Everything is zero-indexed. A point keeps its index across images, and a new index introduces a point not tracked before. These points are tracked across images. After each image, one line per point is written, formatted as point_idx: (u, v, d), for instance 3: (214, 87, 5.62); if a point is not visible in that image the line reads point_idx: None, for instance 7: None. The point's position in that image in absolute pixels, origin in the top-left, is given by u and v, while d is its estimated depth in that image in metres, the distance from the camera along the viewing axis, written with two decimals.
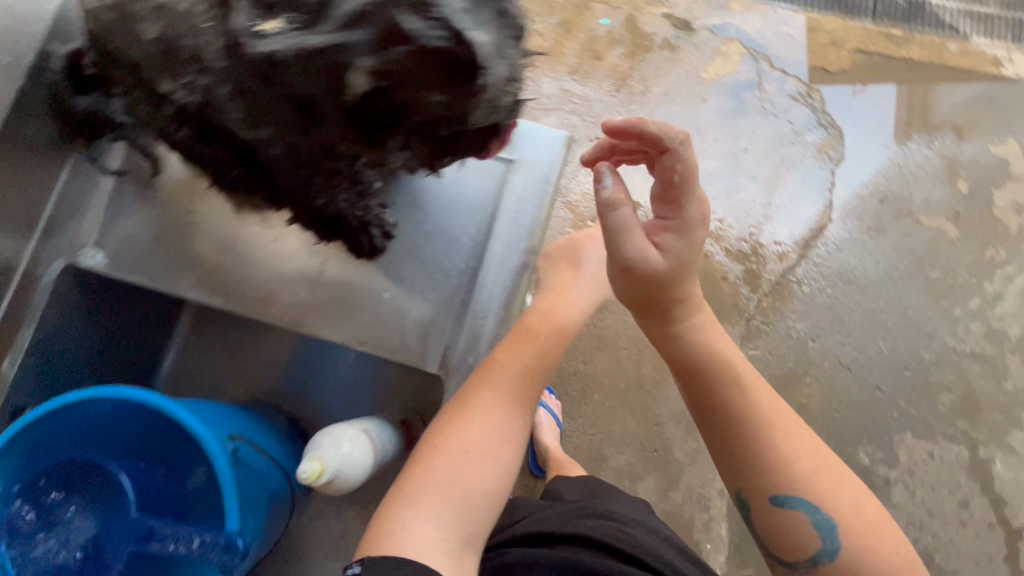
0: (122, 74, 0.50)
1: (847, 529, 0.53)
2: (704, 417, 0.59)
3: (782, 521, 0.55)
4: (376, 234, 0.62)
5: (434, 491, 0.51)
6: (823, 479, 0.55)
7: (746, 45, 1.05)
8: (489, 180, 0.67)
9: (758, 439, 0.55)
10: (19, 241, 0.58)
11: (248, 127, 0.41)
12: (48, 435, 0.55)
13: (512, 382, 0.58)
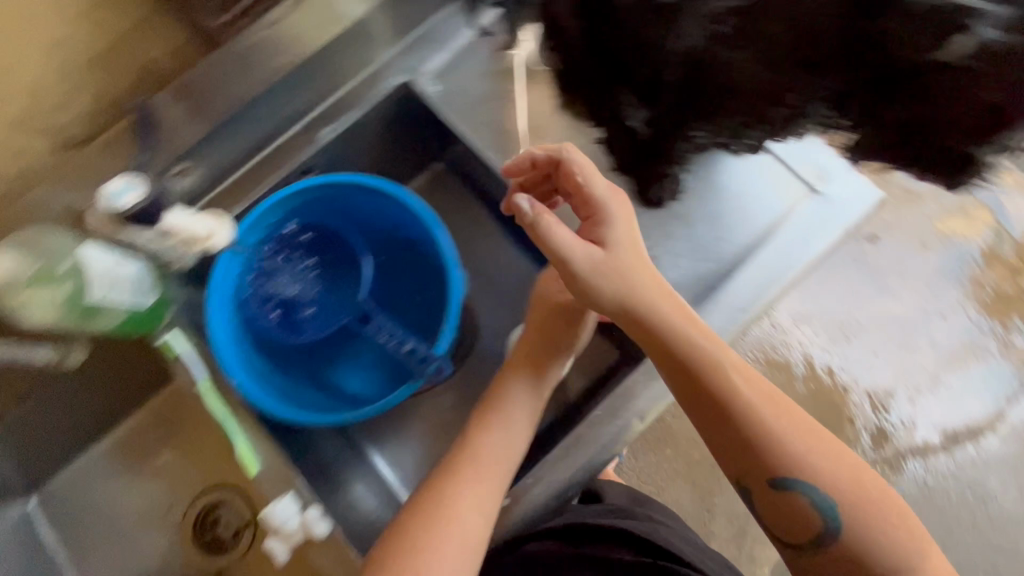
0: None
1: (850, 509, 0.50)
2: (695, 406, 0.53)
3: (789, 511, 0.51)
4: (668, 189, 0.64)
5: (445, 502, 0.56)
6: (814, 455, 0.51)
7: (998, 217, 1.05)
8: (786, 195, 0.66)
9: (731, 422, 0.51)
10: (390, 42, 0.70)
11: (712, 34, 0.37)
12: (332, 199, 0.65)
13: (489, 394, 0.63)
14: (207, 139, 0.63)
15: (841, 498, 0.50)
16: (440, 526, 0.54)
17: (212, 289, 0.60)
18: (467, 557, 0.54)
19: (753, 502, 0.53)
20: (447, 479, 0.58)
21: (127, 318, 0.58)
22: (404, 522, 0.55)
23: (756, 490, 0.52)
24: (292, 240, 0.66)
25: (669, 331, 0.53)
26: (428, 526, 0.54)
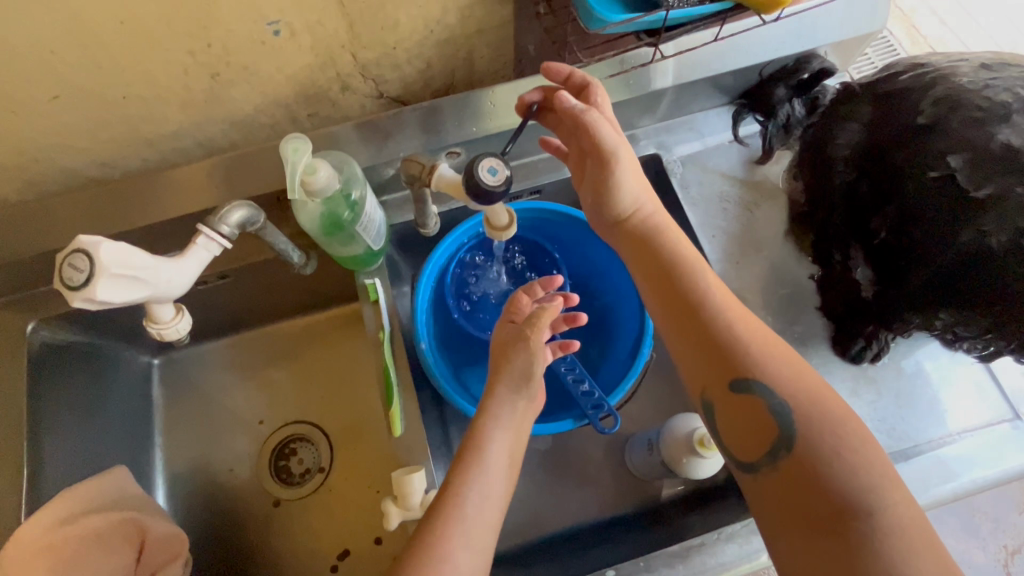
0: (866, 107, 0.61)
1: (811, 416, 0.48)
2: (683, 334, 0.55)
3: (751, 425, 0.50)
4: (871, 350, 0.65)
5: (476, 461, 0.54)
6: (773, 360, 0.51)
7: None
8: (983, 409, 0.65)
9: (713, 327, 0.54)
10: (657, 116, 0.76)
11: (995, 240, 0.49)
12: (552, 225, 0.71)
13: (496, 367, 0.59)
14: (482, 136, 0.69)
15: (869, 482, 0.45)
16: (465, 479, 0.53)
17: (434, 257, 0.66)
18: (484, 529, 0.51)
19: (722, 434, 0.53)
20: (471, 441, 0.55)
21: (355, 254, 0.65)
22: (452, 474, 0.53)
23: (726, 420, 0.52)
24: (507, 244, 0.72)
25: (650, 235, 0.60)
26: (463, 475, 0.53)
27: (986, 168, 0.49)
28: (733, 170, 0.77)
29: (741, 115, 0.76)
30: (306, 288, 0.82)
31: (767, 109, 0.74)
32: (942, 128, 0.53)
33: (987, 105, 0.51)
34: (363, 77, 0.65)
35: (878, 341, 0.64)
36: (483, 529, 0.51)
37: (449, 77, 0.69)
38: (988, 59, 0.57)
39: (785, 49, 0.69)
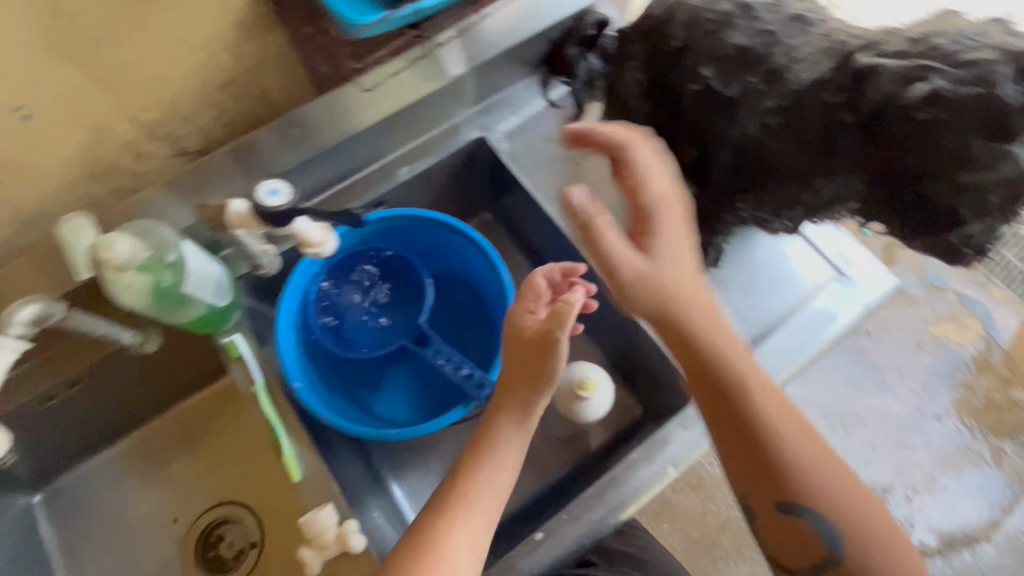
0: (636, 45, 0.66)
1: (834, 511, 0.52)
2: (726, 431, 0.54)
3: (799, 544, 0.53)
4: (711, 256, 0.71)
5: (482, 451, 0.54)
6: (832, 484, 0.53)
7: (983, 329, 1.22)
8: (813, 276, 0.73)
9: (790, 464, 0.53)
10: (470, 103, 0.79)
11: (756, 132, 0.55)
12: (398, 230, 0.71)
13: (517, 355, 0.56)
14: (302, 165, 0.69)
15: (865, 534, 0.52)
16: (473, 475, 0.53)
17: (287, 293, 0.65)
18: (483, 531, 0.52)
19: (754, 514, 0.55)
20: (484, 430, 0.55)
21: (202, 314, 0.62)
22: (461, 467, 0.54)
23: (766, 517, 0.54)
24: (361, 260, 0.71)
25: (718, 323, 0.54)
26: (472, 468, 0.54)
27: (731, 70, 0.56)
28: (555, 133, 0.81)
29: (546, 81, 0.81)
30: (178, 368, 0.78)
31: (567, 69, 0.78)
32: (694, 45, 0.59)
33: (716, 16, 0.58)
34: (154, 138, 0.63)
35: (713, 247, 0.70)
36: (484, 526, 0.52)
37: (251, 115, 0.69)
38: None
39: (559, 12, 0.73)
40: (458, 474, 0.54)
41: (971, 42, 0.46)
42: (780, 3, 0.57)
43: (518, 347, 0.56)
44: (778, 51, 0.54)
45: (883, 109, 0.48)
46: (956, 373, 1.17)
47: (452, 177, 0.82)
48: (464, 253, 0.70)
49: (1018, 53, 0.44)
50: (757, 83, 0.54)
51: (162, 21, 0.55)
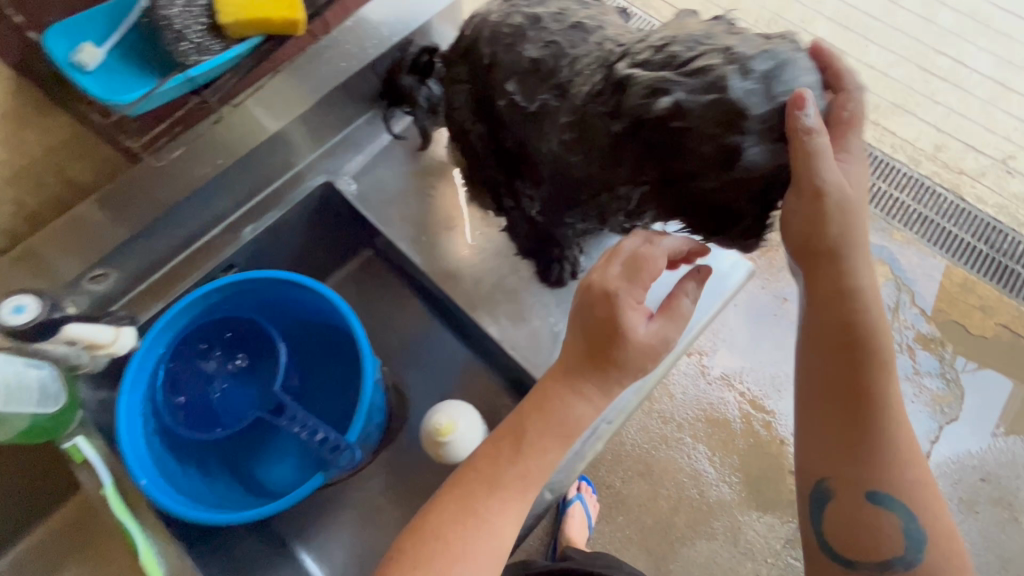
0: (460, 66, 0.65)
1: (925, 509, 0.49)
2: (825, 407, 0.51)
3: (864, 531, 0.49)
4: (566, 270, 0.72)
5: (541, 424, 0.53)
6: (928, 493, 0.50)
7: (896, 271, 1.18)
8: (669, 272, 0.76)
9: (893, 454, 0.49)
10: (309, 150, 0.76)
11: (560, 146, 0.54)
12: (245, 296, 0.68)
13: (603, 332, 0.50)
14: (123, 248, 0.65)
15: (933, 524, 0.49)
16: (535, 449, 0.53)
17: (127, 386, 0.60)
18: (522, 500, 0.53)
19: (829, 501, 0.51)
20: (542, 400, 0.53)
21: (27, 426, 0.58)
22: (524, 435, 0.53)
23: (836, 505, 0.50)
24: (210, 331, 0.68)
25: (834, 287, 0.50)
26: (538, 439, 0.53)
27: (534, 85, 0.55)
28: (405, 167, 0.80)
29: (389, 114, 0.78)
30: (39, 477, 0.73)
31: (403, 100, 0.77)
32: (501, 61, 0.58)
33: (512, 28, 0.57)
34: None
35: (566, 260, 0.70)
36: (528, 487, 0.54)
37: (58, 202, 0.64)
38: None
39: (374, 48, 0.72)
40: (520, 448, 0.53)
41: (700, 46, 0.45)
42: (564, 12, 0.56)
43: (595, 322, 0.51)
44: (565, 65, 0.53)
45: (648, 118, 0.47)
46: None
47: (309, 225, 0.79)
48: (317, 308, 0.68)
49: (738, 52, 0.42)
50: (552, 100, 0.54)
51: None
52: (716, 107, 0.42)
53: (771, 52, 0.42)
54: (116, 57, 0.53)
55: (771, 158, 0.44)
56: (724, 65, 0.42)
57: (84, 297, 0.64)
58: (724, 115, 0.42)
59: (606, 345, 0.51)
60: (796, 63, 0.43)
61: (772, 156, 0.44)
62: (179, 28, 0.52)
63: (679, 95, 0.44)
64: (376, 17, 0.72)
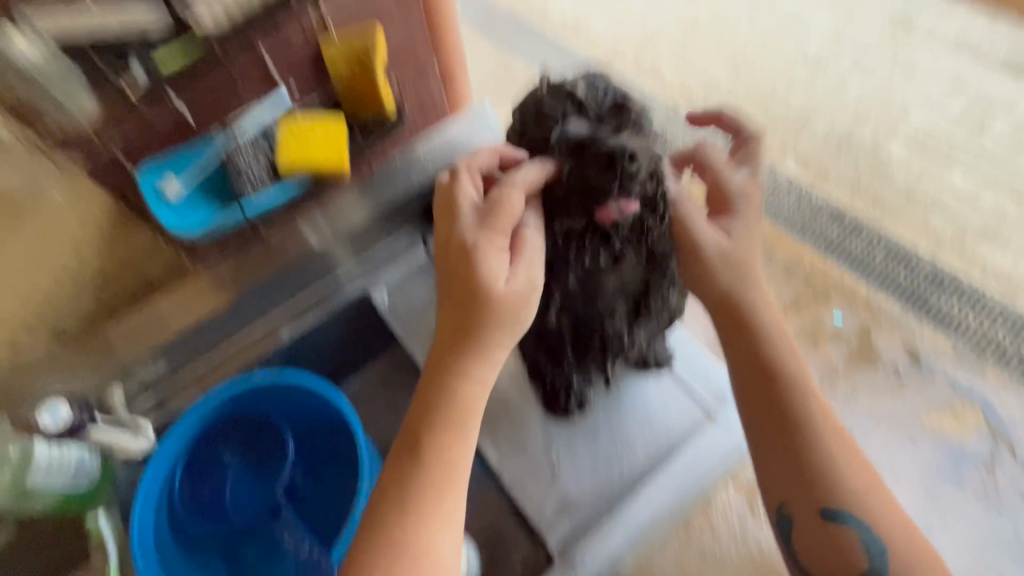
0: None
1: (874, 516, 0.56)
2: (761, 433, 0.60)
3: (830, 541, 0.57)
4: (572, 402, 0.73)
5: (425, 403, 0.58)
6: (872, 496, 0.57)
7: (988, 418, 1.06)
8: (688, 417, 0.74)
9: (827, 465, 0.58)
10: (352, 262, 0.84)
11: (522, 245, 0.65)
12: (268, 391, 0.73)
13: (467, 296, 0.56)
14: (174, 344, 0.73)
15: (881, 520, 0.56)
16: (436, 432, 0.56)
17: (150, 470, 0.66)
18: (436, 470, 0.56)
19: (792, 523, 0.59)
20: (436, 375, 0.58)
21: (57, 501, 0.64)
22: (422, 432, 0.56)
23: (804, 526, 0.58)
24: (235, 424, 0.74)
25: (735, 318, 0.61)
26: (424, 418, 0.57)
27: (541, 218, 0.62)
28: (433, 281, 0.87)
29: (426, 233, 0.85)
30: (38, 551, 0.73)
31: None
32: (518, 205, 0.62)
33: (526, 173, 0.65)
34: (32, 334, 0.68)
35: (571, 393, 0.72)
36: (439, 461, 0.56)
37: (131, 296, 0.73)
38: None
39: (419, 174, 0.79)
40: (419, 439, 0.57)
41: None
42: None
43: (459, 290, 0.57)
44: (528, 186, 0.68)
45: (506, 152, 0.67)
46: (964, 474, 1.01)
47: (343, 326, 0.84)
48: (330, 411, 0.72)
49: None
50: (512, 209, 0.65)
51: None
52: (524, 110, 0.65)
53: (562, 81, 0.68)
54: (193, 189, 0.63)
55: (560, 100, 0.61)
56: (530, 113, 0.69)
57: (135, 382, 0.72)
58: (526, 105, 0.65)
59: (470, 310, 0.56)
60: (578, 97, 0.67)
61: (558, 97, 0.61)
62: (246, 171, 0.62)
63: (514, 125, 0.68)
64: (424, 154, 0.81)
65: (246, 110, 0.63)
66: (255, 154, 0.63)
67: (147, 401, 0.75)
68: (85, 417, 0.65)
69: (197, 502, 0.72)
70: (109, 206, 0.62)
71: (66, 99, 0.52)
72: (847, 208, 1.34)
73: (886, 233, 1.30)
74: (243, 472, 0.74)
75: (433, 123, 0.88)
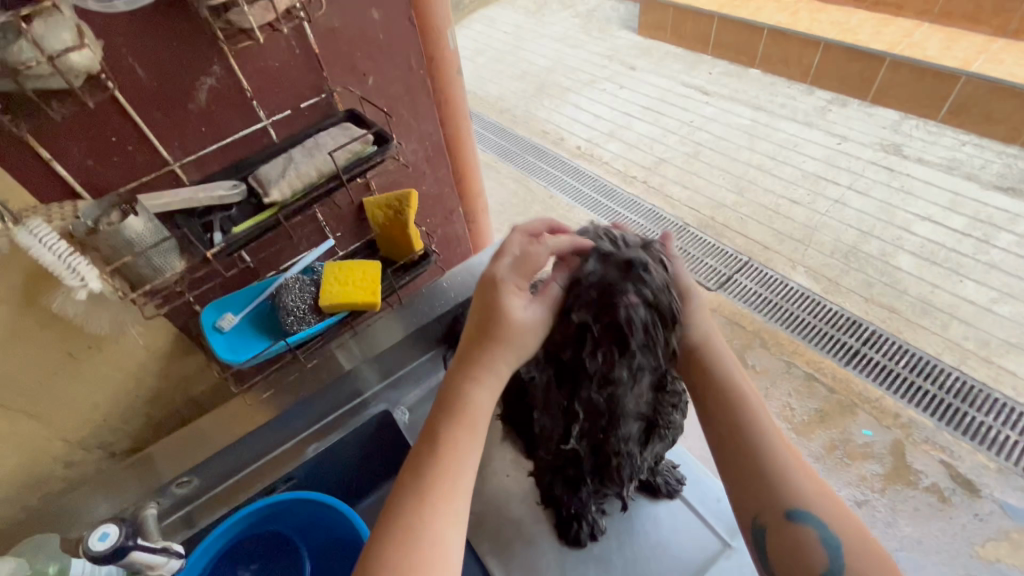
0: None
1: (833, 517, 0.54)
2: (718, 444, 0.59)
3: (794, 550, 0.54)
4: (585, 529, 0.74)
5: (438, 406, 0.59)
6: (830, 501, 0.56)
7: None
8: (701, 549, 0.74)
9: (781, 470, 0.56)
10: (378, 381, 0.91)
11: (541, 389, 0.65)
12: (286, 513, 0.76)
13: (489, 304, 0.60)
14: (209, 461, 0.78)
15: (845, 526, 0.54)
16: (443, 427, 0.57)
17: None
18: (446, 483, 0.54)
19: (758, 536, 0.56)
20: (447, 395, 0.59)
21: None
22: (433, 434, 0.57)
23: (771, 537, 0.55)
24: (253, 543, 0.76)
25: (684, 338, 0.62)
26: (438, 420, 0.58)
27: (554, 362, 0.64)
28: None
29: (447, 355, 0.93)
30: None
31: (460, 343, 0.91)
32: None
33: None
34: (87, 449, 0.74)
35: (585, 519, 0.74)
36: (450, 478, 0.55)
37: (177, 414, 0.80)
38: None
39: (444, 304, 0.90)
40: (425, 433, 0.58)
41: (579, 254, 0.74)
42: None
43: (485, 299, 0.61)
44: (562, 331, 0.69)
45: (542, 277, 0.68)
46: None
47: (366, 444, 0.89)
48: (344, 532, 0.74)
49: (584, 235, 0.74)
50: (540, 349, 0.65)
51: (91, 370, 0.67)
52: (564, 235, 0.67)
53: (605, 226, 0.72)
54: (245, 321, 0.73)
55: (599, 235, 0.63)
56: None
57: (169, 497, 0.77)
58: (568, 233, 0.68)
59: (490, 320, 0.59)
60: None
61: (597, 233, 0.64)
62: (291, 309, 0.71)
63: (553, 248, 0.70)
64: (446, 283, 0.92)
65: (298, 258, 0.78)
66: (301, 290, 0.73)
67: (177, 516, 0.79)
68: (126, 543, 0.59)
69: None
70: (173, 336, 0.72)
71: (160, 260, 0.56)
72: (856, 319, 1.61)
73: (895, 342, 1.55)
74: None
75: (459, 256, 1.03)
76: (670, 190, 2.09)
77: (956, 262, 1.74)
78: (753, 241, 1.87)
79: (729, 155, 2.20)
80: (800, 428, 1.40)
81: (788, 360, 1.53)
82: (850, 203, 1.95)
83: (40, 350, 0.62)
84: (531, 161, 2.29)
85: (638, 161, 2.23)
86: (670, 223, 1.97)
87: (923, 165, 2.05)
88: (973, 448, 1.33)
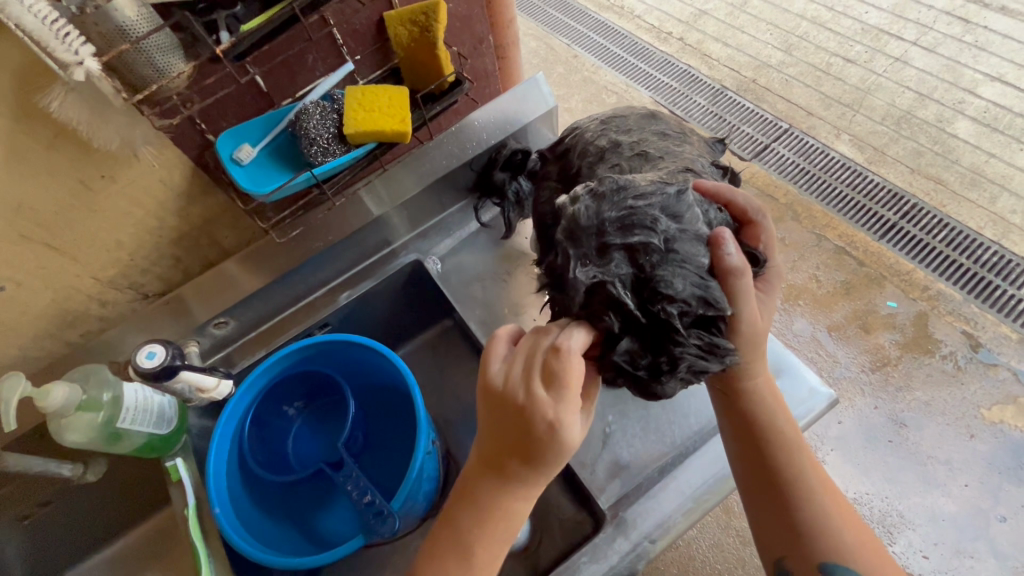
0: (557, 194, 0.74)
1: (835, 515, 0.61)
2: (736, 446, 0.65)
3: (792, 541, 0.61)
4: None
5: (466, 534, 0.56)
6: (834, 499, 0.62)
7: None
8: None
9: (794, 474, 0.62)
10: (407, 233, 0.87)
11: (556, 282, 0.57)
12: (331, 354, 0.76)
13: (512, 423, 0.53)
14: (243, 304, 0.78)
15: (841, 529, 0.60)
16: (482, 533, 0.56)
17: (221, 422, 0.69)
18: (472, 523, 0.56)
19: (761, 522, 0.64)
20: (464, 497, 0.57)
21: (143, 442, 0.69)
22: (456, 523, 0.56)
23: (769, 531, 0.63)
24: (299, 380, 0.77)
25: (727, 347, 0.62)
26: (469, 539, 0.56)
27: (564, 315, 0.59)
28: (484, 253, 0.90)
29: (479, 205, 0.89)
30: (115, 489, 0.78)
31: (498, 192, 0.86)
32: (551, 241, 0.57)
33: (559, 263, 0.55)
34: (119, 289, 0.73)
35: None
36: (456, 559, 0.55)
37: (203, 259, 0.77)
38: (607, 117, 0.79)
39: (476, 147, 0.83)
40: (456, 550, 0.56)
41: (596, 211, 0.52)
42: (640, 142, 0.70)
43: (505, 414, 0.54)
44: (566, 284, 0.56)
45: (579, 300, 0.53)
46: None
47: (396, 295, 0.87)
48: (383, 367, 0.74)
49: (615, 213, 0.52)
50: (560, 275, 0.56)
51: (108, 203, 0.63)
52: (606, 282, 0.51)
53: (658, 238, 0.51)
54: (266, 154, 0.67)
55: (648, 310, 0.51)
56: (582, 191, 0.55)
57: (208, 338, 0.78)
58: (610, 277, 0.51)
59: (521, 443, 0.53)
60: (645, 193, 0.53)
61: (648, 308, 0.51)
62: (314, 136, 0.64)
63: (581, 263, 0.52)
64: (478, 123, 0.84)
65: (315, 84, 0.68)
66: (323, 117, 0.65)
67: (217, 357, 0.81)
68: (174, 363, 0.62)
69: (262, 450, 0.76)
70: (188, 170, 0.66)
71: (161, 59, 0.50)
72: (900, 191, 1.51)
73: (935, 215, 1.46)
74: (318, 437, 0.79)
75: (486, 97, 0.93)
76: (708, 48, 1.86)
77: (1020, 129, 1.59)
78: (797, 105, 1.70)
79: (780, 5, 1.92)
80: (825, 300, 1.36)
81: (819, 234, 1.46)
82: (913, 61, 1.73)
83: (48, 175, 0.57)
84: (551, 14, 2.02)
85: (674, 13, 1.95)
86: (706, 86, 1.77)
87: (1005, 16, 1.78)
88: (997, 319, 1.31)
